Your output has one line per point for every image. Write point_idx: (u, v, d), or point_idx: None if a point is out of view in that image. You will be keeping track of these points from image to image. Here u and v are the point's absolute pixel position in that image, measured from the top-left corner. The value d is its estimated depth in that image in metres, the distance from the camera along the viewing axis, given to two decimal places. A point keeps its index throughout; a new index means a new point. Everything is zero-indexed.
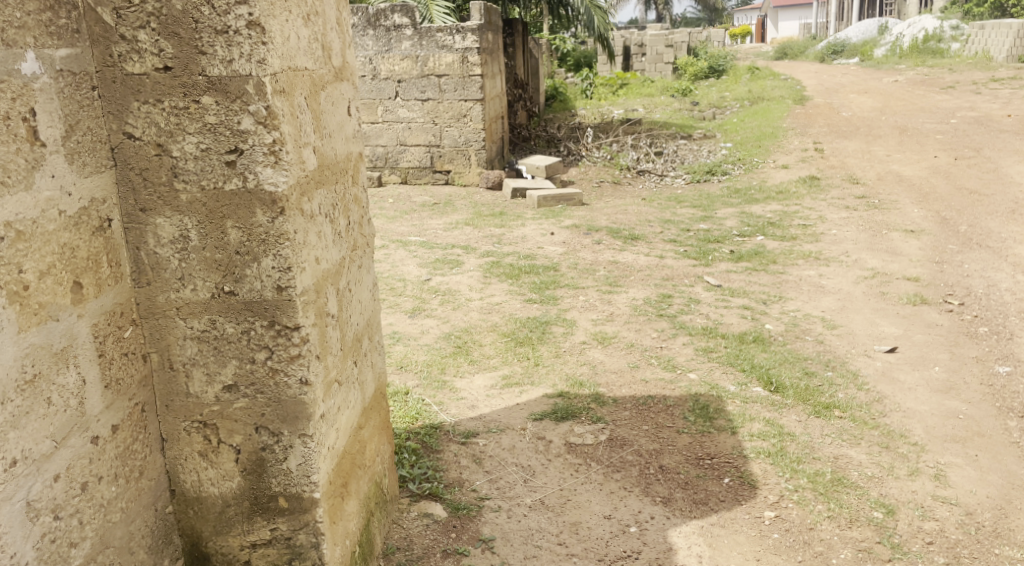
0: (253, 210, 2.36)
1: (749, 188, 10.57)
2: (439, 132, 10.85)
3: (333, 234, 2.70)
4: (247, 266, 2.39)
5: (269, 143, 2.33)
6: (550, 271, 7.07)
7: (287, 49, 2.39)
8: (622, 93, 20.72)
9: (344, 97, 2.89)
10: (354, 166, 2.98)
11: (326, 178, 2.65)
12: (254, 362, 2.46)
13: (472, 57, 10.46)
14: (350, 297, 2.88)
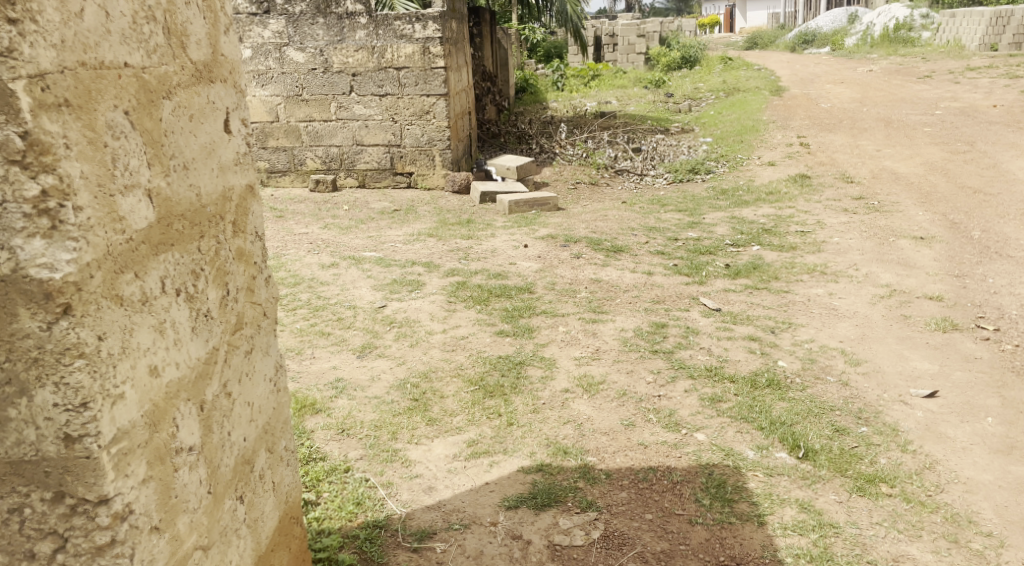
0: (14, 313, 1.69)
1: (737, 188, 9.67)
2: (400, 130, 9.89)
3: (192, 320, 2.03)
4: (12, 404, 1.73)
5: (32, 199, 1.66)
6: (522, 295, 6.13)
7: (73, 31, 1.72)
8: (594, 83, 19.84)
9: (215, 106, 2.19)
10: (239, 204, 2.29)
11: (177, 234, 1.99)
12: (34, 558, 1.81)
13: (433, 48, 9.52)
14: (229, 409, 2.17)
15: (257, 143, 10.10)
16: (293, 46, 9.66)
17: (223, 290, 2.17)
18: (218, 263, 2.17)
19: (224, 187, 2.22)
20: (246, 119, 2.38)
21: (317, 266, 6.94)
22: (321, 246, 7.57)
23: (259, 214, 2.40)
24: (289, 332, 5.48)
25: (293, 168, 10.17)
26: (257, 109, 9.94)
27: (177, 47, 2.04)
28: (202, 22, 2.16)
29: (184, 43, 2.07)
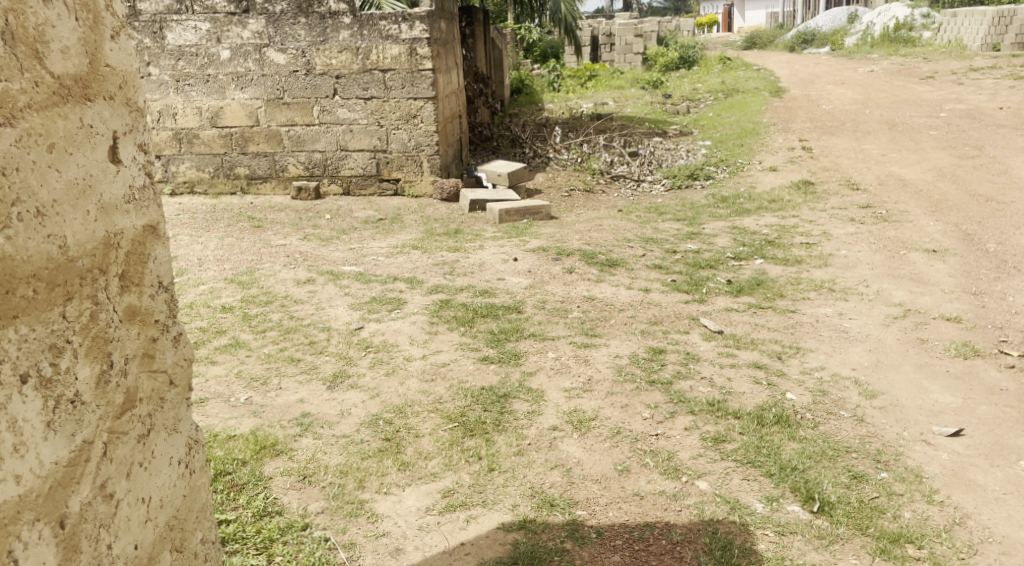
0: None
1: (738, 195, 9.25)
2: (385, 135, 9.46)
3: (44, 416, 1.78)
4: None
5: None
6: (510, 315, 5.72)
7: None
8: (591, 84, 19.47)
9: (95, 138, 1.95)
10: (133, 253, 2.06)
11: (22, 307, 1.74)
12: None
13: (420, 49, 9.10)
14: (107, 513, 1.94)
15: (237, 148, 9.70)
16: (273, 47, 9.25)
17: (100, 364, 1.93)
18: (97, 329, 1.93)
19: (108, 232, 1.97)
20: (145, 141, 2.13)
21: (293, 282, 6.57)
22: (299, 259, 7.19)
23: (161, 257, 2.14)
24: (257, 359, 5.18)
25: (275, 175, 9.76)
26: (237, 113, 9.54)
27: (27, 59, 1.77)
28: (71, 25, 1.89)
29: (41, 53, 1.80)
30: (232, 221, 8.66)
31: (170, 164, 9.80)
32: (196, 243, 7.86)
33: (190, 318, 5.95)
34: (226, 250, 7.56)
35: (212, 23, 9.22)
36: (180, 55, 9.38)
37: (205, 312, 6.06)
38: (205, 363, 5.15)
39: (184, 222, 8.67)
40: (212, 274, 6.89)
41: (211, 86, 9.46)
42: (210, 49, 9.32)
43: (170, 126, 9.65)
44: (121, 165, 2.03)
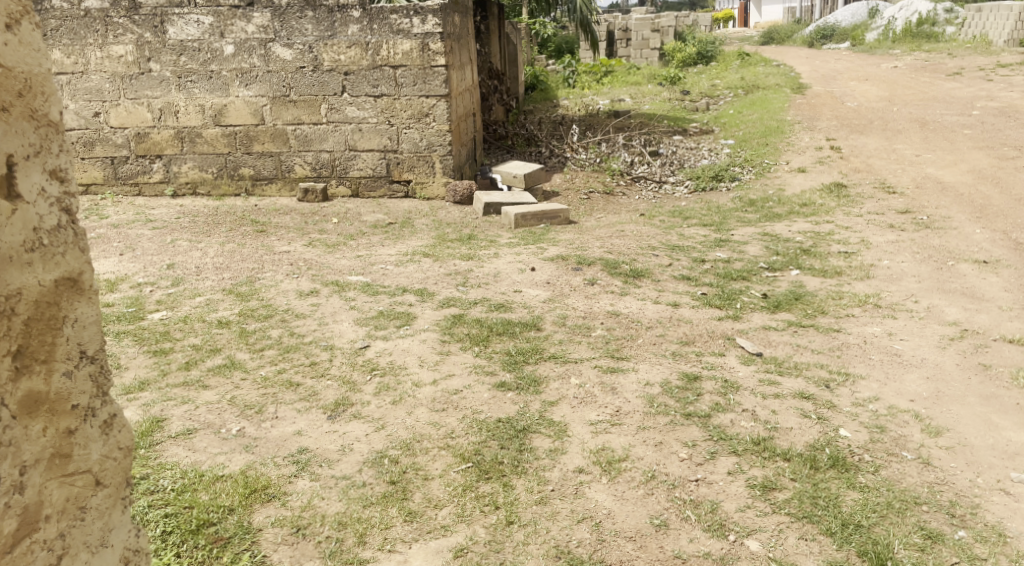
0: None
1: (766, 198, 8.61)
2: (396, 134, 9.01)
3: None
4: None
5: None
6: (528, 333, 5.24)
7: None
8: (607, 80, 18.98)
9: None
10: (41, 308, 2.24)
11: None
12: None
13: (433, 44, 8.66)
14: None
15: (241, 148, 9.28)
16: (279, 41, 8.83)
17: None
18: None
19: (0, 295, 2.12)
20: (58, 174, 2.30)
21: (294, 294, 6.14)
22: (302, 268, 6.76)
23: (78, 322, 2.32)
24: (252, 384, 4.76)
25: (280, 176, 9.34)
26: (241, 111, 9.12)
27: None
28: None
29: None
30: (234, 225, 8.26)
31: (172, 164, 9.39)
32: (194, 250, 7.46)
33: (184, 335, 5.55)
34: (226, 258, 7.16)
35: (215, 17, 8.82)
36: (181, 50, 8.97)
37: (200, 327, 5.66)
38: (196, 388, 4.75)
39: (183, 227, 8.28)
40: (210, 284, 6.49)
41: (214, 83, 9.04)
42: (212, 44, 8.91)
43: (171, 124, 9.24)
44: (27, 206, 2.20)
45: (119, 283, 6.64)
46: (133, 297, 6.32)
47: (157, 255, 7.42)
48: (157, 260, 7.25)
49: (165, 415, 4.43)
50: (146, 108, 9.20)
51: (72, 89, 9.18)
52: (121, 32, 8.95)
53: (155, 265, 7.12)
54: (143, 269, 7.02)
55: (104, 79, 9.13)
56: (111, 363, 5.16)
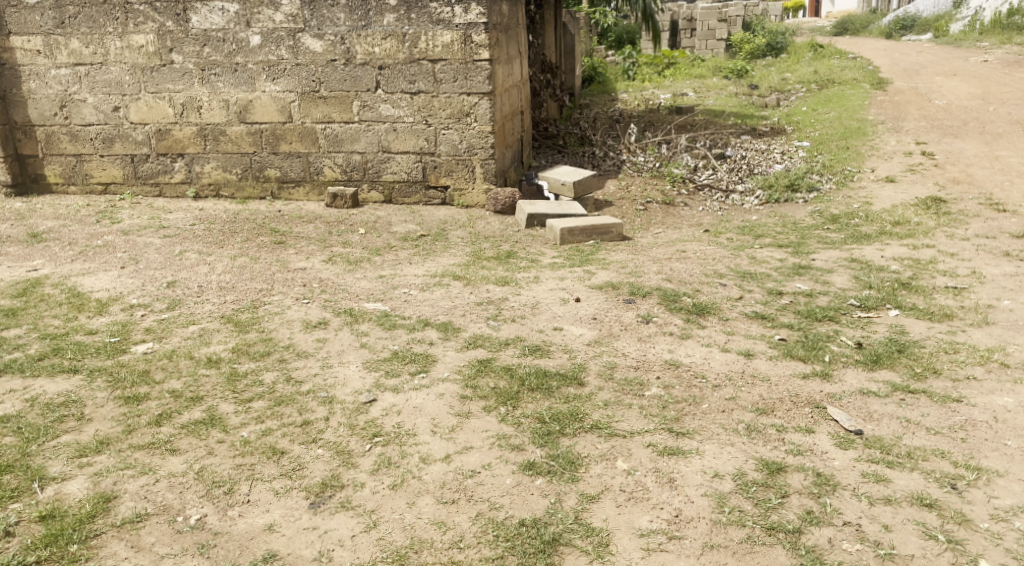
0: None
1: (851, 212, 7.46)
2: (433, 135, 8.03)
3: None
4: None
5: None
6: (567, 390, 4.16)
7: None
8: (670, 72, 17.82)
9: None
10: None
11: None
12: None
13: (476, 35, 7.70)
14: None
15: (268, 148, 8.38)
16: (309, 32, 7.95)
17: None
18: None
19: None
20: None
21: (300, 324, 5.23)
22: (315, 291, 5.83)
23: None
24: (228, 449, 3.91)
25: (309, 179, 8.39)
26: (268, 107, 8.23)
27: None
28: None
29: None
30: (251, 233, 7.42)
31: (194, 164, 8.59)
32: (202, 264, 6.69)
33: (165, 378, 4.82)
34: (234, 275, 6.35)
35: (241, 5, 7.99)
36: (205, 41, 8.17)
37: (185, 367, 4.92)
38: (162, 453, 3.98)
39: (196, 235, 7.48)
40: (209, 309, 5.73)
41: (240, 76, 8.20)
42: (238, 34, 8.09)
43: (194, 120, 8.44)
44: None
45: (110, 305, 6.05)
46: (121, 324, 5.67)
47: (160, 269, 6.71)
48: (159, 276, 6.54)
49: (115, 490, 3.62)
50: (167, 102, 8.43)
51: (90, 82, 8.50)
52: (142, 20, 8.23)
53: (155, 282, 6.41)
54: (140, 288, 6.34)
55: (124, 70, 8.41)
56: (73, 414, 4.52)
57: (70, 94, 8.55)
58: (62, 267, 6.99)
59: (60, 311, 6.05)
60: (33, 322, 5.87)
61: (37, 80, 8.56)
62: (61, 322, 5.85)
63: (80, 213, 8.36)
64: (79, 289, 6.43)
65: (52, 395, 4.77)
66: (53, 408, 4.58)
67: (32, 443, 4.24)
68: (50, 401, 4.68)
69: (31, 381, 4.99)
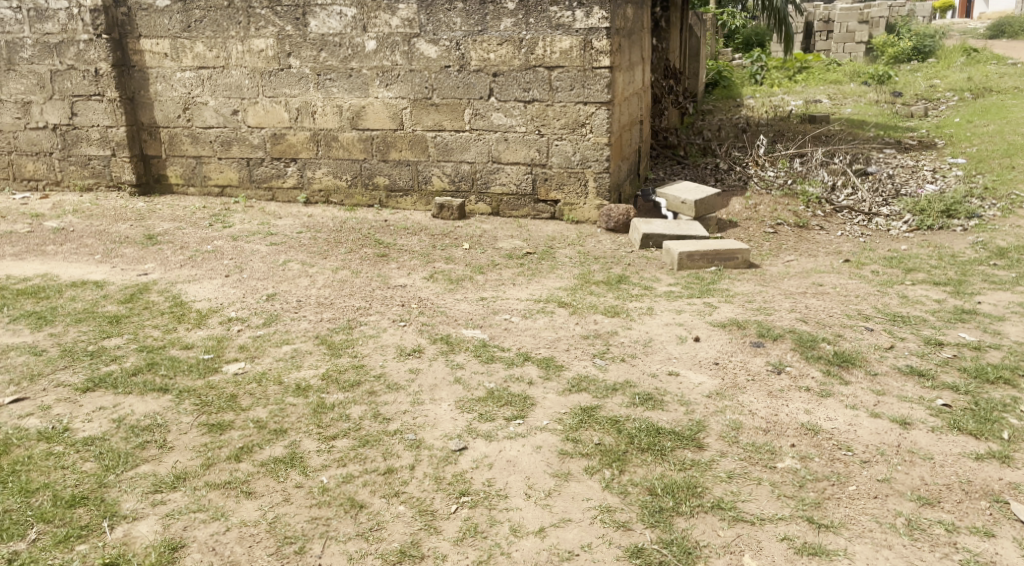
0: None
1: (1020, 246, 6.60)
2: (546, 146, 7.60)
3: None
4: None
5: None
6: (683, 454, 3.67)
7: None
8: (801, 77, 16.80)
9: None
10: None
11: None
12: None
13: (597, 41, 7.22)
14: None
15: (378, 155, 8.06)
16: (424, 37, 7.61)
17: None
18: None
19: None
20: None
21: (393, 351, 4.89)
22: (412, 312, 5.45)
23: None
24: (305, 497, 3.64)
25: (417, 188, 8.07)
26: (380, 114, 7.93)
27: None
28: None
29: None
30: (355, 244, 7.18)
31: (306, 169, 8.30)
32: (303, 277, 6.48)
33: (251, 405, 4.65)
34: (333, 290, 6.10)
35: (358, 9, 7.69)
36: (322, 45, 7.88)
37: (274, 393, 4.72)
38: (236, 496, 3.71)
39: (302, 244, 7.30)
40: (304, 327, 5.49)
41: (354, 82, 7.90)
42: (354, 39, 7.79)
43: (308, 125, 8.14)
44: None
45: (207, 317, 5.91)
46: (217, 340, 5.51)
47: (262, 280, 6.54)
48: (261, 287, 6.37)
49: (184, 538, 3.47)
50: (284, 107, 8.14)
51: (213, 85, 8.26)
52: (263, 24, 7.97)
53: (255, 293, 6.24)
54: (240, 300, 6.17)
55: (244, 75, 8.15)
56: (156, 439, 4.45)
57: (193, 97, 8.34)
58: (170, 273, 6.91)
59: (161, 321, 5.94)
60: (133, 331, 5.78)
61: (163, 83, 8.37)
62: (160, 334, 5.73)
63: (195, 215, 8.18)
64: (182, 298, 6.33)
65: (140, 416, 4.68)
66: (137, 432, 4.51)
67: (110, 472, 4.20)
68: (136, 423, 4.61)
69: (122, 398, 4.89)
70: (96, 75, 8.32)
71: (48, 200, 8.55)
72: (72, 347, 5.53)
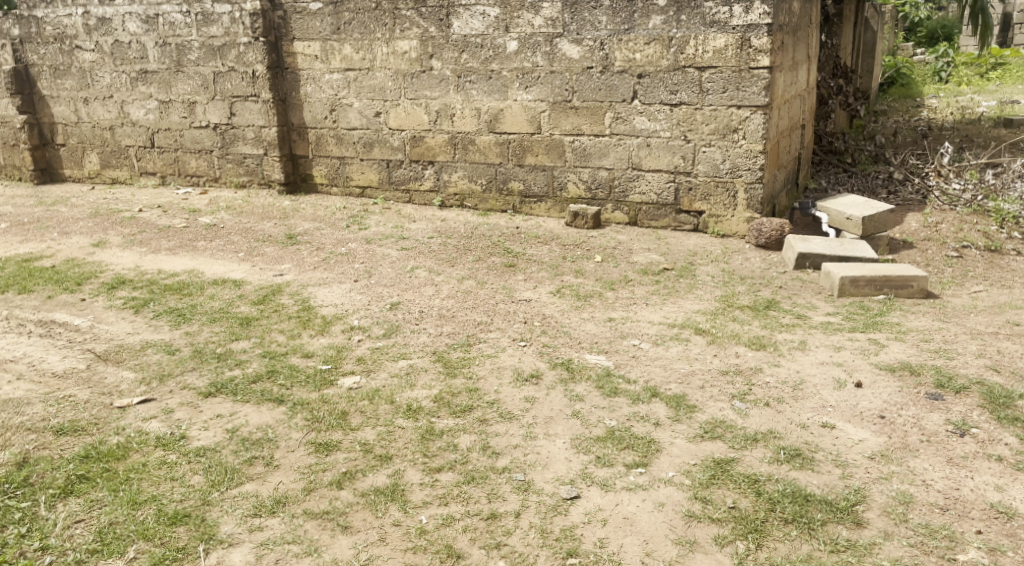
0: None
1: None
2: (692, 153, 7.04)
3: None
4: None
5: None
6: (836, 531, 3.15)
7: None
8: (994, 74, 15.27)
9: None
10: None
11: None
12: None
13: (756, 39, 6.58)
14: None
15: (513, 159, 7.74)
16: (567, 37, 7.21)
17: None
18: None
19: None
20: None
21: (510, 375, 4.52)
22: (534, 332, 5.07)
23: None
24: (401, 538, 3.36)
25: (552, 194, 7.69)
26: (517, 117, 7.60)
27: None
28: None
29: None
30: (484, 252, 6.87)
31: (443, 172, 8.07)
32: (428, 285, 6.23)
33: (361, 425, 4.32)
34: (457, 301, 5.81)
35: (502, 8, 7.37)
36: (464, 47, 7.62)
37: (385, 414, 4.39)
38: (332, 530, 3.46)
39: (432, 250, 7.07)
40: (423, 341, 5.22)
41: (494, 84, 7.60)
42: (496, 40, 7.48)
43: (447, 128, 7.91)
44: None
45: (331, 324, 5.73)
46: (336, 350, 5.27)
47: (390, 286, 6.33)
48: (386, 295, 6.15)
49: None
50: (423, 110, 7.95)
51: (358, 87, 8.15)
52: (407, 26, 7.78)
53: (380, 301, 6.02)
54: (365, 307, 5.96)
55: (388, 77, 8.00)
56: (264, 456, 4.16)
57: (339, 98, 8.27)
58: (303, 275, 6.81)
59: (288, 325, 5.78)
60: (260, 335, 5.64)
61: (313, 84, 8.34)
62: (285, 339, 5.55)
63: (334, 216, 8.11)
64: (310, 302, 6.19)
65: (252, 428, 4.42)
66: (247, 447, 4.24)
67: (215, 489, 3.94)
68: (248, 436, 4.34)
69: (239, 407, 4.66)
70: (253, 76, 8.40)
71: (207, 196, 8.77)
72: (202, 348, 5.42)
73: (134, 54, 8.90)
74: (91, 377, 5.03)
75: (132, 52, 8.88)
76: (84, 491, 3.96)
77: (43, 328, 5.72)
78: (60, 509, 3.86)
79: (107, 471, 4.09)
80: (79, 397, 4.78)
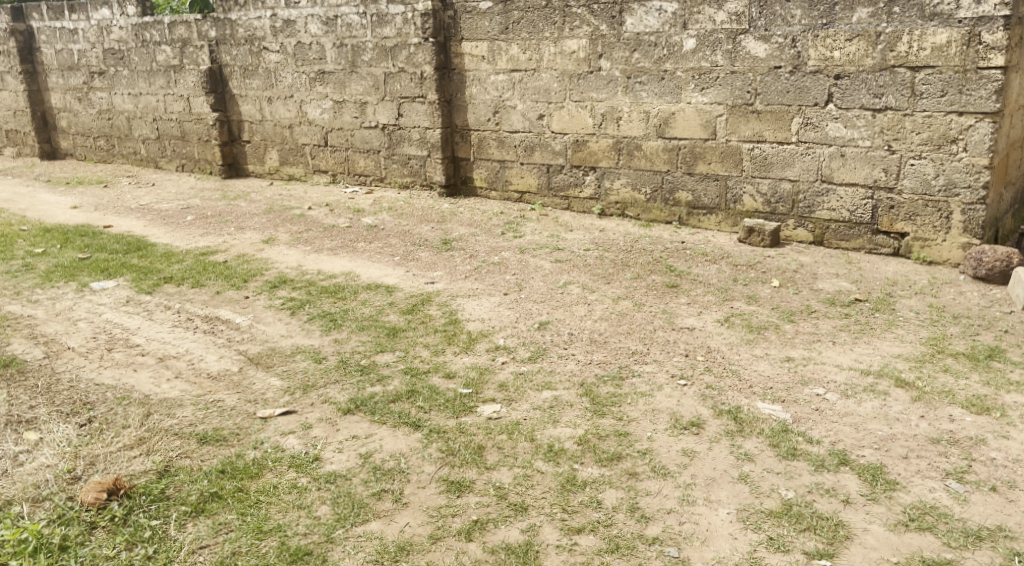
0: None
1: None
2: (897, 165, 6.16)
3: None
4: None
5: None
6: None
7: None
8: None
9: None
10: None
11: None
12: None
13: (989, 34, 5.63)
14: None
15: (683, 167, 7.11)
16: (753, 33, 6.50)
17: None
18: None
19: None
20: None
21: (666, 420, 3.95)
22: (696, 368, 4.47)
23: None
24: None
25: (724, 207, 7.01)
26: (690, 121, 6.96)
27: None
28: None
29: None
30: (643, 269, 6.31)
31: (604, 179, 7.55)
32: (580, 304, 5.74)
33: (497, 463, 3.87)
34: (612, 324, 5.29)
35: (680, 4, 6.76)
36: (636, 46, 7.06)
37: (523, 452, 3.93)
38: None
39: (587, 264, 6.58)
40: (572, 368, 4.73)
41: (666, 85, 7.00)
42: (672, 38, 6.87)
43: (612, 132, 7.39)
44: None
45: (476, 341, 5.33)
46: (478, 372, 4.85)
47: (540, 302, 5.89)
48: (535, 312, 5.70)
49: None
50: (588, 112, 7.45)
51: (523, 88, 7.76)
52: (577, 24, 7.30)
53: (528, 320, 5.58)
54: (512, 325, 5.54)
55: (554, 78, 7.56)
56: (394, 490, 3.78)
57: (503, 100, 7.91)
58: (454, 284, 6.46)
59: (433, 340, 5.42)
60: (405, 349, 5.29)
61: (478, 86, 8.03)
62: (428, 355, 5.18)
63: (490, 222, 7.76)
64: (457, 315, 5.83)
65: (386, 455, 4.04)
66: (377, 477, 3.87)
67: (340, 524, 3.58)
68: (380, 464, 3.98)
69: (376, 429, 4.30)
70: (422, 78, 8.19)
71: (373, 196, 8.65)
72: (347, 359, 5.14)
73: (313, 55, 8.89)
74: (241, 383, 4.84)
75: (313, 53, 8.89)
76: (213, 511, 3.69)
77: (209, 325, 5.65)
78: (189, 530, 3.59)
79: (239, 491, 3.81)
80: (226, 403, 4.58)
